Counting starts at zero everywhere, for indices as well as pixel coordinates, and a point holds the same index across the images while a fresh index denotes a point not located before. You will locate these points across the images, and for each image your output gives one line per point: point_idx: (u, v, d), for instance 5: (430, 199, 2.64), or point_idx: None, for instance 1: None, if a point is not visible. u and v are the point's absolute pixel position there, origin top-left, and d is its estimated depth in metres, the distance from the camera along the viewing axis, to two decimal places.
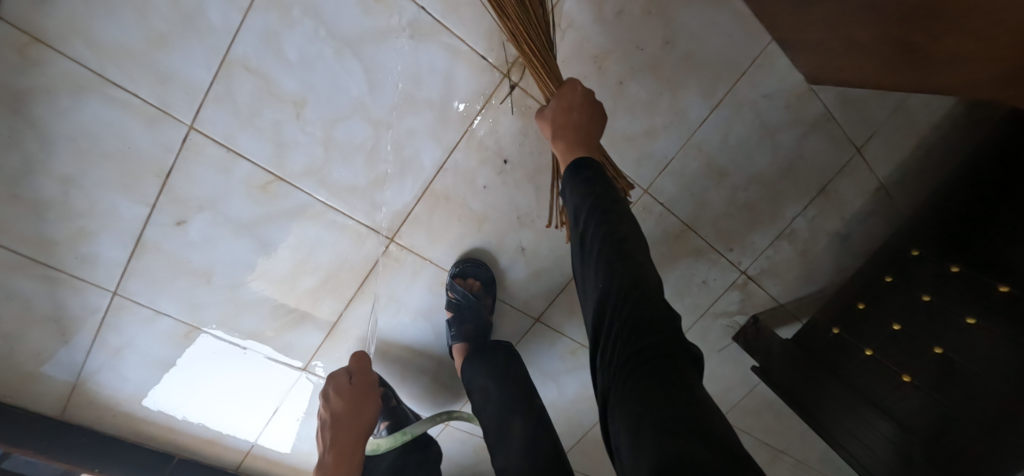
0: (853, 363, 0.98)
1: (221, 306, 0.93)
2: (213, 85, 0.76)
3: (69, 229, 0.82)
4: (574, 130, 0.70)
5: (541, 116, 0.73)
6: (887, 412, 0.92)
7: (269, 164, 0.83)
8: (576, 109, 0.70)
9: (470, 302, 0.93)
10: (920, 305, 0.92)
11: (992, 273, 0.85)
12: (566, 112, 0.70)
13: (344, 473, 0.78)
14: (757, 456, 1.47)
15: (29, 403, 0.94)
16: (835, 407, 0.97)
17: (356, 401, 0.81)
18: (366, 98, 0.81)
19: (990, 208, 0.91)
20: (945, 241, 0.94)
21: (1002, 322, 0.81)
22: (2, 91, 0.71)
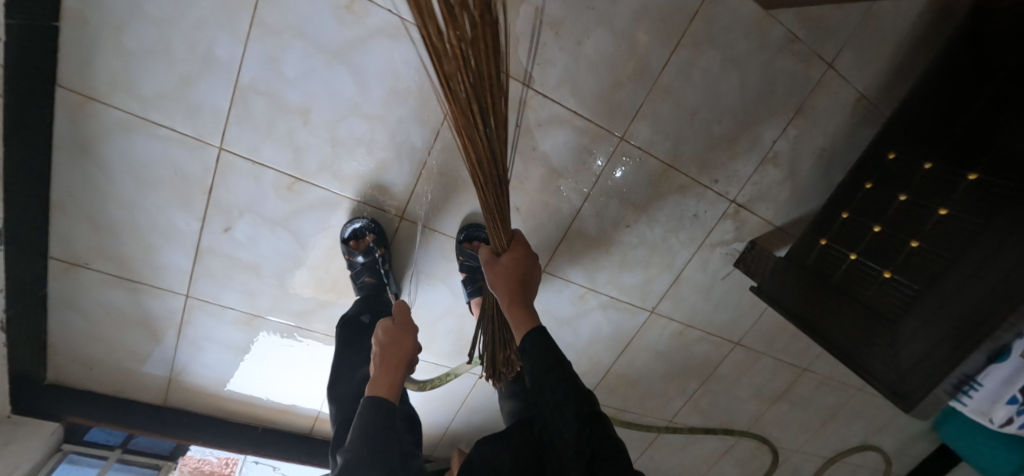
0: (844, 271, 1.03)
1: (272, 295, 1.10)
2: (232, 109, 0.90)
3: (144, 245, 1.00)
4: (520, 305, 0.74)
5: (492, 268, 0.77)
6: (880, 313, 0.94)
7: (289, 168, 0.96)
8: (524, 268, 0.77)
9: (479, 261, 1.06)
10: (899, 205, 0.98)
11: (963, 164, 0.90)
12: (513, 277, 0.76)
13: (385, 392, 0.71)
14: (782, 376, 1.54)
15: (141, 390, 1.17)
16: (837, 320, 1.01)
17: (399, 337, 0.77)
18: (358, 97, 0.92)
19: (956, 102, 0.95)
20: (919, 140, 0.99)
21: (969, 207, 0.85)
22: (76, 143, 0.89)
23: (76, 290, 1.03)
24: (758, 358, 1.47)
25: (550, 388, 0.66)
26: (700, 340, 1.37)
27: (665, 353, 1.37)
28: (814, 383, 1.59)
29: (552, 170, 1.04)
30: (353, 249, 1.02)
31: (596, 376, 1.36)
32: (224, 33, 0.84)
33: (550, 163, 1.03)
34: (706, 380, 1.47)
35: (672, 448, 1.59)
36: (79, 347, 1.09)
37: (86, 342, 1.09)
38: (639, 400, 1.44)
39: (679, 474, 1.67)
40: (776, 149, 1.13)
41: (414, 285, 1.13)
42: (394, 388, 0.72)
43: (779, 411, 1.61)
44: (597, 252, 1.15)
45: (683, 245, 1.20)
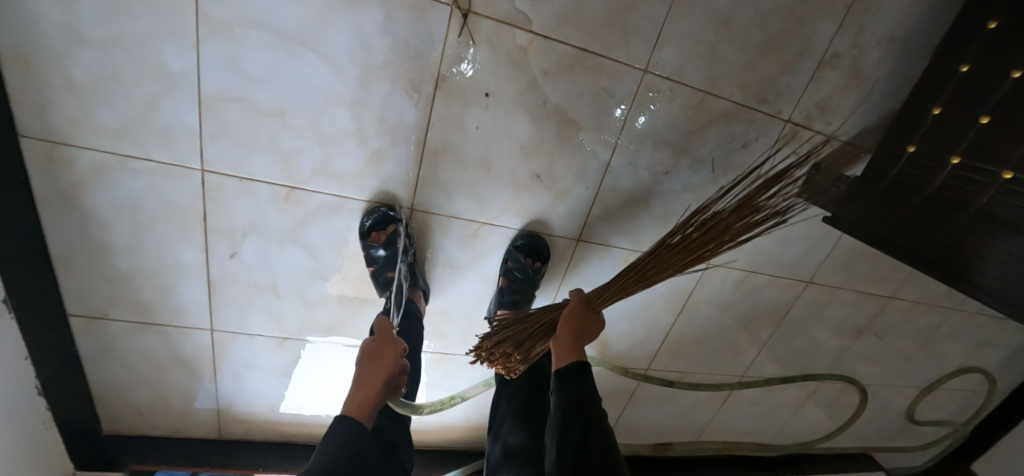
0: (943, 179, 0.85)
1: (299, 316, 1.02)
2: (204, 125, 0.80)
3: (157, 288, 0.94)
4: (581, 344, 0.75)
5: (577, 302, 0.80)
6: (1000, 223, 0.79)
7: (279, 178, 0.85)
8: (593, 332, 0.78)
9: (525, 273, 0.96)
10: (1011, 84, 0.77)
11: None
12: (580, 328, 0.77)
13: (362, 411, 0.68)
14: (867, 308, 1.37)
15: (195, 428, 1.15)
16: (944, 236, 0.87)
17: (378, 352, 0.78)
18: (333, 85, 0.79)
19: None
20: None
21: None
22: (58, 194, 0.83)
23: (106, 344, 1.00)
24: (836, 293, 1.30)
25: (574, 409, 0.67)
26: (767, 285, 1.22)
27: (728, 305, 1.23)
28: (903, 310, 1.41)
29: (569, 124, 0.90)
30: (376, 234, 0.90)
31: (656, 341, 1.24)
32: (174, 42, 0.74)
33: (565, 118, 0.89)
34: (779, 326, 1.32)
35: (748, 401, 1.47)
36: (124, 396, 1.07)
37: (130, 391, 1.07)
38: (708, 359, 1.31)
39: (763, 426, 1.55)
40: (834, 49, 0.93)
41: (441, 278, 1.01)
42: (369, 407, 0.69)
43: (864, 346, 1.45)
44: (636, 209, 1.01)
45: (732, 183, 1.04)
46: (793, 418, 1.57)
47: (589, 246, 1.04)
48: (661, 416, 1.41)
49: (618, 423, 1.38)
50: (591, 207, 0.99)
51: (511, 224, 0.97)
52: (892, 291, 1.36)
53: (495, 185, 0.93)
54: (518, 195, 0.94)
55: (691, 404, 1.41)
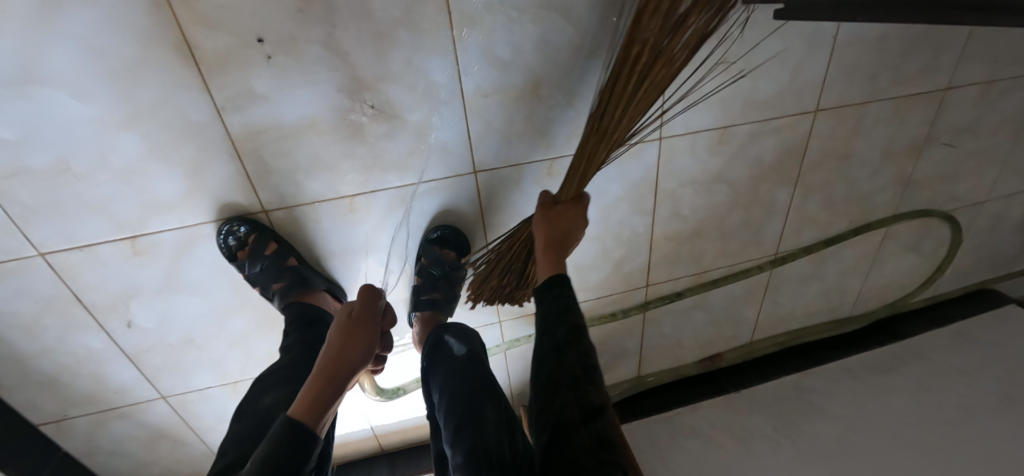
0: None
1: (233, 358, 0.94)
2: (6, 209, 0.72)
3: (88, 377, 0.91)
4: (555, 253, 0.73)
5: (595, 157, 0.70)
6: None
7: (115, 232, 0.77)
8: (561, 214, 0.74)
9: (445, 270, 0.87)
10: None
11: None
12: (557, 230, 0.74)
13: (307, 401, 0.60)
14: (919, 114, 1.03)
15: None
16: None
17: (353, 337, 0.69)
18: (91, 110, 0.67)
19: None
20: None
21: None
22: None
23: (87, 440, 1.00)
24: (860, 110, 0.98)
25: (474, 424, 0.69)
26: (757, 134, 0.93)
27: (716, 177, 0.96)
28: (973, 97, 1.03)
29: (385, 36, 0.68)
30: (292, 260, 0.81)
31: (644, 250, 1.01)
32: None
33: (374, 29, 0.67)
34: (799, 178, 1.02)
35: (798, 277, 1.20)
36: None
37: (140, 471, 1.09)
38: (721, 246, 1.06)
39: (829, 296, 1.28)
40: None
41: (347, 269, 0.88)
42: (314, 403, 0.60)
43: (930, 162, 1.11)
44: (531, 107, 0.78)
45: None
46: (869, 279, 1.29)
47: (494, 174, 0.83)
48: (694, 328, 1.19)
49: (645, 351, 1.19)
50: (469, 127, 0.77)
51: (388, 186, 0.79)
52: (946, 79, 1.00)
53: (343, 149, 0.75)
54: (374, 149, 0.76)
55: (725, 304, 1.17)
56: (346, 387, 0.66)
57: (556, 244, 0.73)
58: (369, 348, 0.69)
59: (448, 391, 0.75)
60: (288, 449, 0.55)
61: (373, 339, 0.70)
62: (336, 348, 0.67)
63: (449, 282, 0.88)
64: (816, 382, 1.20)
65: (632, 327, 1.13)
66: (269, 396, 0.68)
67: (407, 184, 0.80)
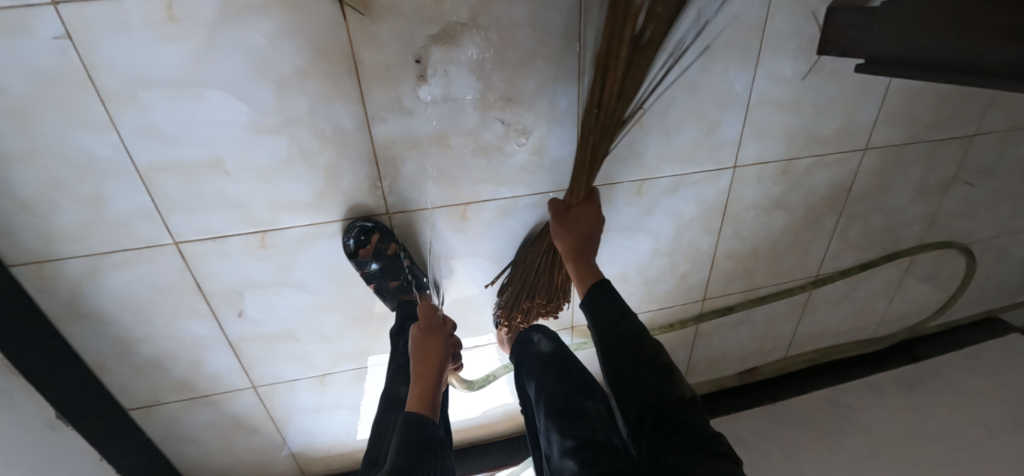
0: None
1: (325, 353, 0.99)
2: (155, 199, 0.78)
3: (188, 364, 0.96)
4: (587, 256, 0.84)
5: (559, 214, 0.85)
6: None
7: (247, 226, 0.82)
8: (586, 223, 0.83)
9: None
10: None
11: None
12: (580, 232, 0.83)
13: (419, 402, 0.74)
14: (949, 157, 1.14)
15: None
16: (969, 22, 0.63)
17: (427, 341, 0.82)
18: (252, 114, 0.74)
19: None
20: None
21: None
22: (69, 312, 0.86)
23: (172, 427, 1.04)
24: (901, 151, 1.08)
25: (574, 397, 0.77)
26: (814, 167, 1.04)
27: (775, 204, 1.06)
28: (997, 144, 1.15)
29: (523, 64, 0.77)
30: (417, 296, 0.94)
31: (706, 266, 1.10)
32: (89, 131, 0.72)
33: (514, 56, 0.76)
34: (844, 208, 1.13)
35: (832, 298, 1.30)
36: (208, 469, 1.12)
37: (211, 462, 1.12)
38: (770, 266, 1.16)
39: (857, 318, 1.38)
40: None
41: (447, 273, 0.95)
42: (425, 402, 0.75)
43: (955, 201, 1.22)
44: (630, 133, 0.88)
45: (736, 64, 0.87)
46: (891, 305, 1.40)
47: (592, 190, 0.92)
48: (737, 342, 1.28)
49: (692, 362, 1.27)
50: (578, 148, 0.86)
51: (499, 196, 0.87)
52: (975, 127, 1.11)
53: (466, 162, 0.83)
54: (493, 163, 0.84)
55: (767, 322, 1.27)
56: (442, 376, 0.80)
57: (583, 251, 0.83)
58: (444, 345, 0.83)
59: (544, 384, 0.82)
60: (408, 442, 0.67)
61: (445, 340, 0.84)
62: (421, 354, 0.81)
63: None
64: (845, 397, 1.29)
65: (685, 337, 1.21)
66: (404, 387, 0.81)
67: (514, 196, 0.88)
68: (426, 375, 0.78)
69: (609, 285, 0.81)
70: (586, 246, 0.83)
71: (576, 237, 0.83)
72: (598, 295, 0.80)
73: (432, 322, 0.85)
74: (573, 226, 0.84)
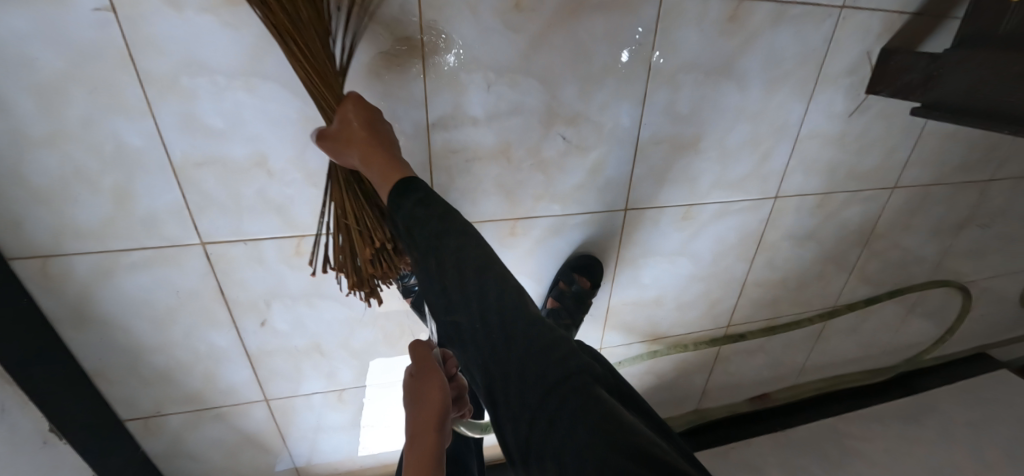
0: None
1: (350, 366, 0.95)
2: (187, 197, 0.72)
3: (199, 375, 0.89)
4: (393, 168, 0.61)
5: (324, 135, 0.62)
6: None
7: (284, 231, 0.77)
8: (363, 128, 0.60)
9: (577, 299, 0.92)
10: None
11: None
12: (359, 130, 0.61)
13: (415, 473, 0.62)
14: (965, 200, 1.17)
15: None
16: None
17: (423, 393, 0.68)
18: (306, 111, 0.69)
19: None
20: None
21: None
22: (75, 313, 0.79)
23: (172, 441, 0.97)
24: (926, 191, 1.11)
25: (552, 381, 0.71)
26: (848, 202, 1.05)
27: (808, 236, 1.07)
28: (1010, 190, 1.20)
29: (592, 81, 0.76)
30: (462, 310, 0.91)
31: (735, 293, 1.10)
32: (121, 117, 0.65)
33: (585, 72, 0.75)
34: (868, 242, 1.15)
35: (844, 329, 1.33)
36: None
37: None
38: (794, 297, 1.17)
39: (865, 350, 1.41)
40: None
41: None
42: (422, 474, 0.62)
43: (966, 240, 1.26)
44: (685, 158, 0.87)
45: (791, 96, 0.87)
46: (896, 336, 1.41)
47: (641, 213, 0.91)
48: (753, 369, 1.29)
49: (709, 387, 1.27)
50: (632, 170, 0.85)
51: (550, 214, 0.86)
52: (993, 172, 1.15)
53: (522, 177, 0.81)
54: (549, 179, 0.82)
55: (783, 349, 1.28)
56: (443, 433, 0.67)
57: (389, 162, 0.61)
58: (441, 393, 0.68)
59: None
60: None
61: (445, 385, 0.69)
62: (415, 408, 0.68)
63: (578, 302, 0.92)
64: (851, 426, 1.32)
65: (705, 363, 1.21)
66: None
67: (564, 215, 0.87)
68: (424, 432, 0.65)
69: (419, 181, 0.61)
70: (375, 147, 0.61)
71: (359, 126, 0.60)
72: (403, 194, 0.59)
73: (425, 362, 0.70)
74: (337, 137, 0.61)
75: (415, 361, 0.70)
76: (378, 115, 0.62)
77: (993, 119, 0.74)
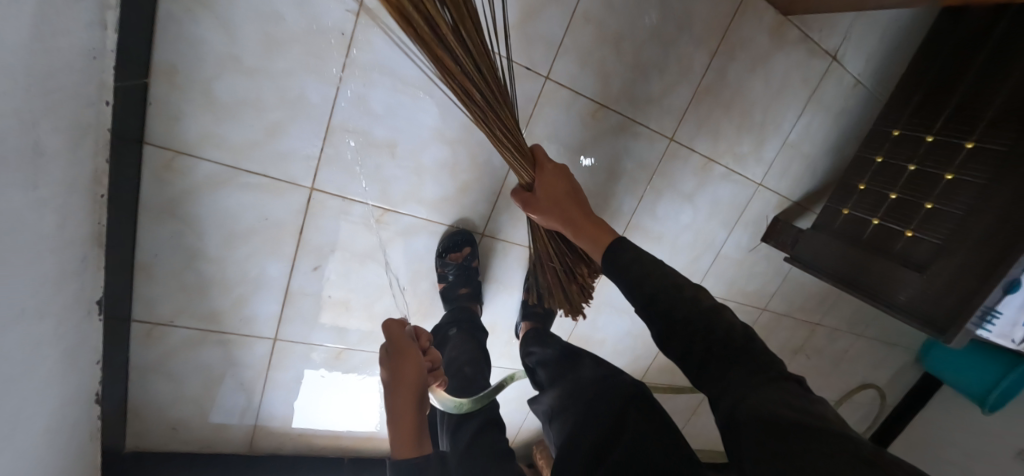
0: (858, 241, 1.18)
1: (362, 327, 1.12)
2: (324, 149, 0.91)
3: (231, 298, 1.00)
4: (580, 208, 0.85)
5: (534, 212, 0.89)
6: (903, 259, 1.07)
7: (378, 200, 0.98)
8: (561, 201, 0.85)
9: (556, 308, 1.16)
10: (888, 202, 1.15)
11: (937, 166, 1.08)
12: (560, 203, 0.86)
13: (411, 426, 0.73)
14: (799, 334, 1.71)
15: (221, 444, 1.13)
16: (868, 267, 1.13)
17: (400, 364, 0.78)
18: (441, 126, 0.96)
19: (941, 95, 1.12)
20: (897, 142, 1.18)
21: (952, 203, 1.02)
22: (165, 207, 0.88)
23: (163, 354, 1.02)
24: (782, 319, 1.62)
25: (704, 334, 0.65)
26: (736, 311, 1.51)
27: None
28: (825, 335, 1.77)
29: (616, 172, 1.13)
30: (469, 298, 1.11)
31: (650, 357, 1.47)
32: (314, 78, 0.85)
33: (615, 164, 1.13)
34: None
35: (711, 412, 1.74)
36: (162, 413, 1.07)
37: (170, 407, 1.07)
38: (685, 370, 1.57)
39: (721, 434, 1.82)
40: (794, 133, 1.28)
41: (494, 298, 1.17)
42: (416, 437, 0.72)
43: (797, 364, 1.79)
44: (652, 243, 1.26)
45: (721, 227, 1.33)
46: None
47: None
48: None
49: None
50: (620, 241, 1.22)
51: None
52: (818, 318, 1.71)
53: None
54: None
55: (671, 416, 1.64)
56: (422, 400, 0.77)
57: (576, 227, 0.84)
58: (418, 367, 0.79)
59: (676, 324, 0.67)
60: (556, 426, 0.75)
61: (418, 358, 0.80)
62: (393, 382, 0.77)
63: None
64: None
65: None
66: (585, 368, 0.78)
67: None
68: (406, 403, 0.75)
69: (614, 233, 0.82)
70: (574, 210, 0.85)
71: (552, 193, 0.86)
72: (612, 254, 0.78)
73: (399, 342, 0.81)
74: (540, 192, 0.87)
75: (390, 337, 0.82)
76: (572, 181, 0.87)
77: (826, 273, 1.22)
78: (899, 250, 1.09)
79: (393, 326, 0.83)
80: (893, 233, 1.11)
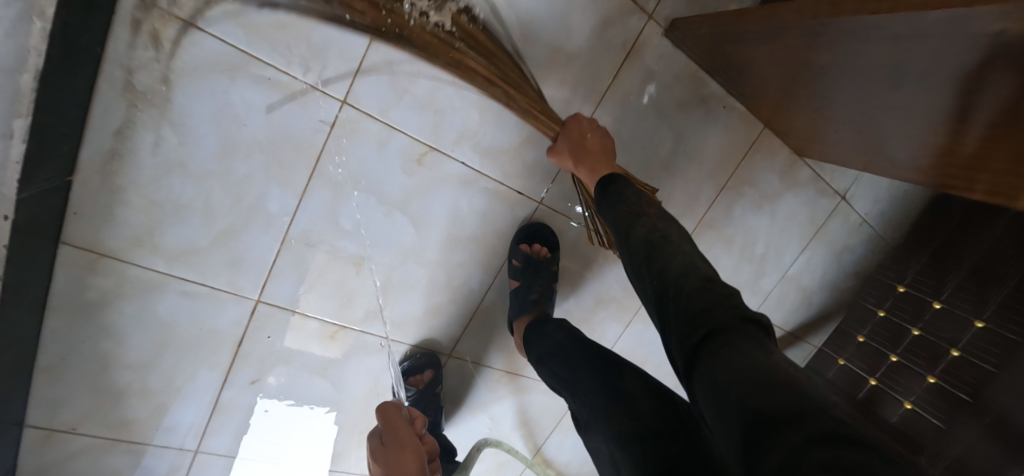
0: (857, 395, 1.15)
1: (301, 442, 0.99)
2: (278, 262, 0.81)
3: (149, 407, 0.87)
4: (603, 164, 0.80)
5: (555, 153, 0.83)
6: (909, 426, 1.06)
7: (335, 317, 0.89)
8: (586, 132, 0.81)
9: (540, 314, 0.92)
10: (888, 363, 1.12)
11: (943, 340, 1.06)
12: (582, 131, 0.81)
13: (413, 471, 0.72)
14: None
15: None
16: (877, 422, 1.10)
17: (397, 447, 0.77)
18: (417, 244, 0.87)
19: (943, 266, 1.13)
20: (898, 302, 1.17)
21: (955, 383, 1.02)
22: (77, 310, 0.75)
23: (48, 467, 0.84)
24: None
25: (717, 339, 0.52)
26: None
27: None
28: None
29: (604, 298, 1.05)
30: (416, 376, 0.98)
31: None
32: (277, 188, 0.75)
33: (603, 290, 1.04)
34: None
35: None
36: None
37: None
38: None
39: None
40: (795, 267, 1.21)
41: (456, 423, 1.08)
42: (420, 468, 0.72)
43: None
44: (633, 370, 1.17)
45: None
46: None
47: None
48: None
49: None
50: None
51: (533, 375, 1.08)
52: None
53: None
54: None
55: None
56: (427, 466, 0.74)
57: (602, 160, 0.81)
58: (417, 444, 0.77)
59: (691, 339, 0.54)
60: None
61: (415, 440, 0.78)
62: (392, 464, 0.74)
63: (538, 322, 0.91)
64: None
65: None
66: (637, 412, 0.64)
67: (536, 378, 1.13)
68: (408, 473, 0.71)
69: (619, 179, 0.77)
70: (606, 161, 0.81)
71: (575, 146, 0.81)
72: (609, 185, 0.77)
73: (393, 424, 0.80)
74: (573, 136, 0.81)
75: (385, 420, 0.81)
76: (602, 128, 0.83)
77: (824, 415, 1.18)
78: (906, 415, 1.07)
79: (387, 409, 0.83)
80: (897, 397, 1.09)
